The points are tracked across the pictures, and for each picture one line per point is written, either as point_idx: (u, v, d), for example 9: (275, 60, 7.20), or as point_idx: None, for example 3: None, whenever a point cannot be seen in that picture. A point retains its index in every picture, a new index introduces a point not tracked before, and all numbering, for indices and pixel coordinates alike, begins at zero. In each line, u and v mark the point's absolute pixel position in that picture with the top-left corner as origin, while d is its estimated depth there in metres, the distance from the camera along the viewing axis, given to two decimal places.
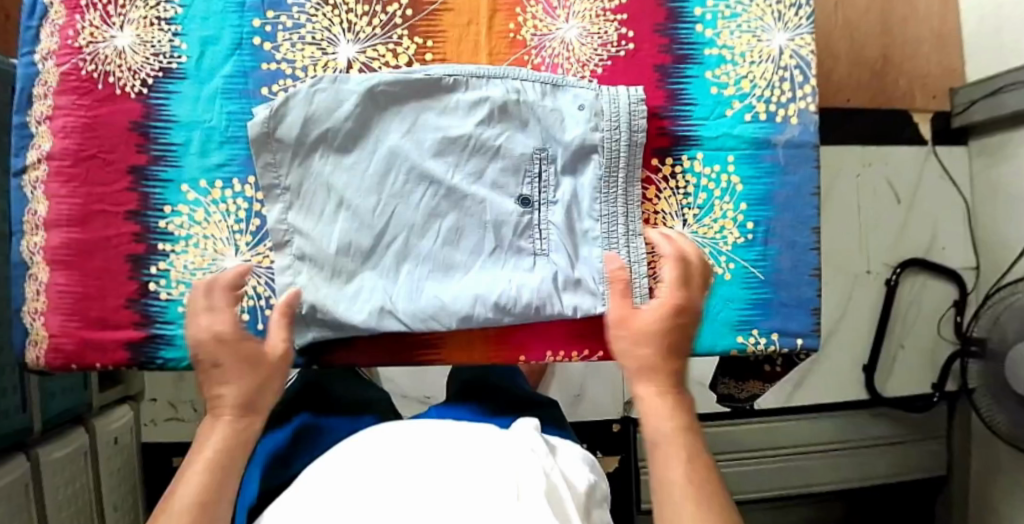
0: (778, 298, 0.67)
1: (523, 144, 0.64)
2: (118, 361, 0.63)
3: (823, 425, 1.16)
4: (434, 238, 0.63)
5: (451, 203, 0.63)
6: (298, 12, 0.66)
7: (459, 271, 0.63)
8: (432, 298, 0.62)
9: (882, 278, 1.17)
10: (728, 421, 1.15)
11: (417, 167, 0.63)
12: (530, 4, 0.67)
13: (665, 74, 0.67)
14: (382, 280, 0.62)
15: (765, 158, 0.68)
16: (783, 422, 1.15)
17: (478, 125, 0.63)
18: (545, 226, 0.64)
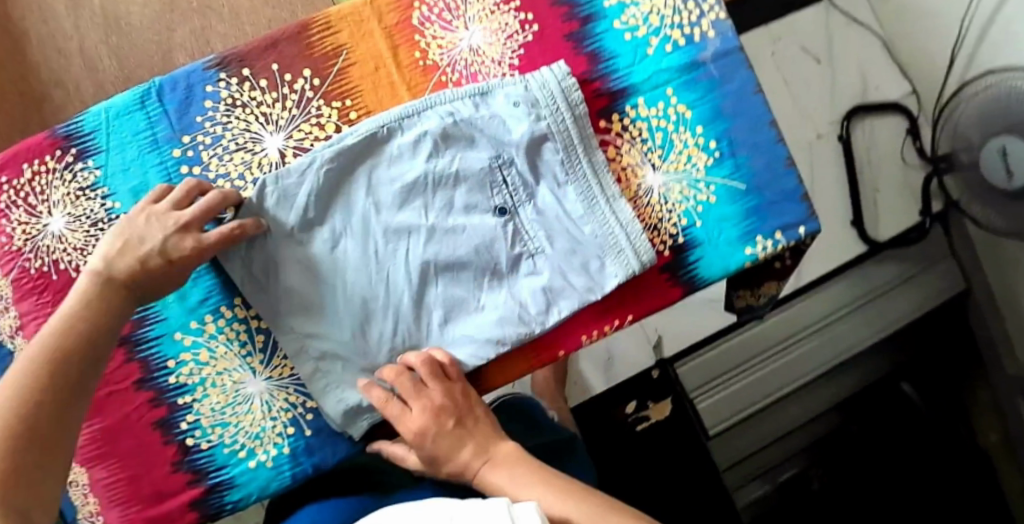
0: (766, 199, 0.69)
1: (476, 159, 0.64)
2: (190, 523, 0.61)
3: (836, 291, 1.20)
4: (436, 282, 0.63)
5: (437, 243, 0.63)
6: (213, 126, 0.65)
7: (471, 302, 0.64)
8: (460, 338, 0.63)
9: (834, 137, 1.20)
10: (745, 328, 1.19)
11: (391, 223, 0.63)
12: (426, 28, 0.67)
13: (578, 40, 0.68)
14: (407, 343, 0.63)
15: (701, 77, 0.69)
16: (798, 306, 1.19)
17: (428, 160, 0.63)
18: (531, 225, 0.65)
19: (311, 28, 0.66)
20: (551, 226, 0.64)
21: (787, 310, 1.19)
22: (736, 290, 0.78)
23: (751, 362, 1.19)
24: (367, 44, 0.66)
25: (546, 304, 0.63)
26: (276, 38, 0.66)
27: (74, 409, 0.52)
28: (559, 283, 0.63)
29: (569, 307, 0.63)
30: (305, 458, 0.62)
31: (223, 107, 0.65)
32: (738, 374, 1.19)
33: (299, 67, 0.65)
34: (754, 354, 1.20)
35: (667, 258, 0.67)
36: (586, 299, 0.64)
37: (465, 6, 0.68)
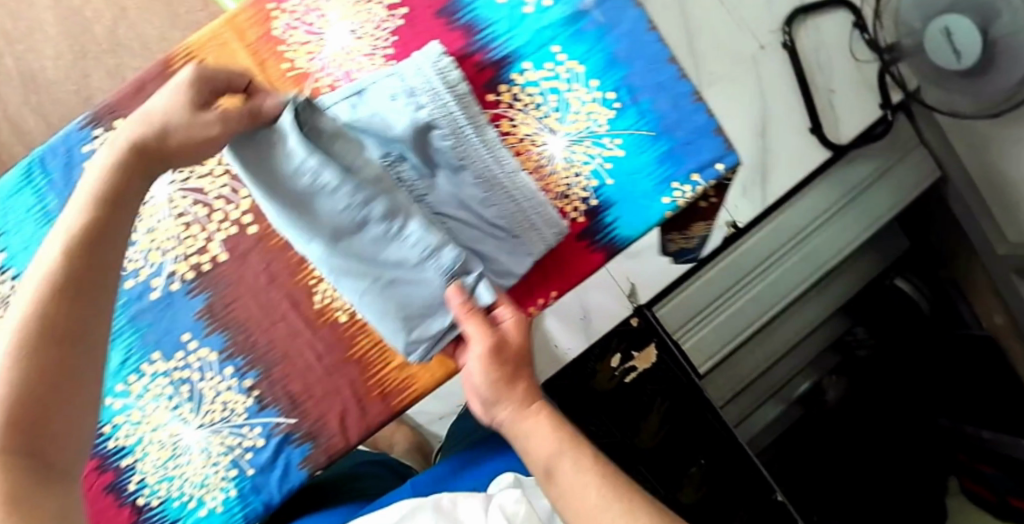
0: (677, 142, 0.65)
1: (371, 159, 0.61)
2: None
3: (817, 195, 1.15)
4: (367, 287, 0.59)
5: (357, 248, 0.58)
6: None
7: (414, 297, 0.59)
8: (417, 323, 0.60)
9: (779, 45, 1.13)
10: (731, 249, 1.15)
11: (306, 234, 0.57)
12: (289, 37, 0.63)
13: (450, 15, 0.64)
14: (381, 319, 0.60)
15: (587, 27, 0.65)
16: (781, 217, 1.15)
17: (309, 158, 0.55)
18: (438, 214, 0.62)
19: (173, 62, 0.64)
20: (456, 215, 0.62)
21: (769, 223, 1.15)
22: (669, 235, 0.78)
23: (744, 282, 1.15)
24: (233, 66, 0.63)
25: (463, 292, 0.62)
26: (142, 81, 0.64)
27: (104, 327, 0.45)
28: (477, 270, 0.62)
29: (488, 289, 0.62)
30: (254, 497, 0.62)
31: None
32: (723, 300, 1.15)
33: None
34: (745, 273, 1.15)
35: (583, 225, 0.65)
36: (502, 284, 0.63)
37: (325, 4, 0.64)
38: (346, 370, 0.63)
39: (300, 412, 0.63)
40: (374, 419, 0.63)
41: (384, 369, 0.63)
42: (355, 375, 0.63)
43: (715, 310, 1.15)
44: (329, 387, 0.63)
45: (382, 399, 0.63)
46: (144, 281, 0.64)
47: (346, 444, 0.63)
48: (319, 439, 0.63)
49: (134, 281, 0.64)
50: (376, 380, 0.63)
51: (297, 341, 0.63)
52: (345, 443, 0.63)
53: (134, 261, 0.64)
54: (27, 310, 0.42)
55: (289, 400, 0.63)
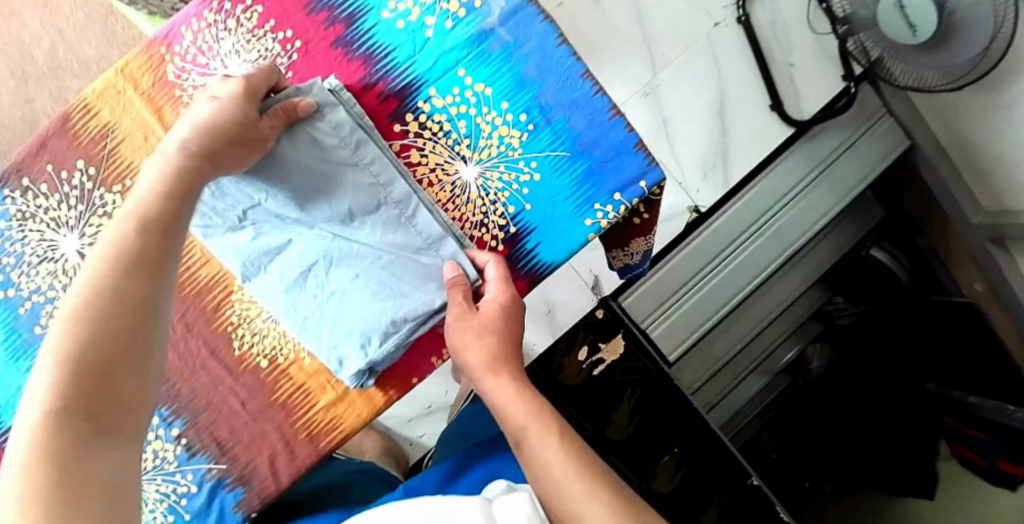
0: (596, 160, 0.63)
1: (303, 189, 0.58)
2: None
3: (788, 167, 1.09)
4: (315, 317, 0.61)
5: (303, 281, 0.60)
6: (11, 244, 0.63)
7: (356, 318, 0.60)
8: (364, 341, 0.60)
9: (733, 21, 1.09)
10: (704, 226, 1.10)
11: (258, 271, 0.60)
12: (184, 79, 0.62)
13: (347, 44, 0.62)
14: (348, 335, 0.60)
15: (493, 47, 0.62)
16: (752, 191, 1.10)
17: (252, 198, 0.59)
18: (369, 243, 0.60)
19: (71, 116, 0.62)
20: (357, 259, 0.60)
21: (742, 197, 1.10)
22: (612, 250, 0.75)
23: (716, 261, 1.10)
24: (130, 116, 0.62)
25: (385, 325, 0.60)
26: (41, 137, 0.62)
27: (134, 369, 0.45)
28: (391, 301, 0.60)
29: (414, 317, 0.60)
30: None
31: (15, 223, 0.63)
32: (698, 281, 1.11)
33: (72, 160, 0.62)
34: (716, 253, 1.10)
35: (503, 253, 0.63)
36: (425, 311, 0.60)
37: (218, 43, 0.62)
38: (271, 415, 0.63)
39: (230, 457, 0.63)
40: (303, 462, 0.62)
41: (309, 412, 0.63)
42: (280, 418, 0.63)
43: (687, 293, 1.11)
44: (255, 431, 0.63)
45: (310, 440, 0.63)
46: None
47: (278, 487, 0.62)
48: (251, 483, 0.63)
49: None
50: (303, 422, 0.63)
51: (219, 388, 0.63)
52: (276, 486, 0.62)
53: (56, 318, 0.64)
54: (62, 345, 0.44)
55: (217, 445, 0.63)
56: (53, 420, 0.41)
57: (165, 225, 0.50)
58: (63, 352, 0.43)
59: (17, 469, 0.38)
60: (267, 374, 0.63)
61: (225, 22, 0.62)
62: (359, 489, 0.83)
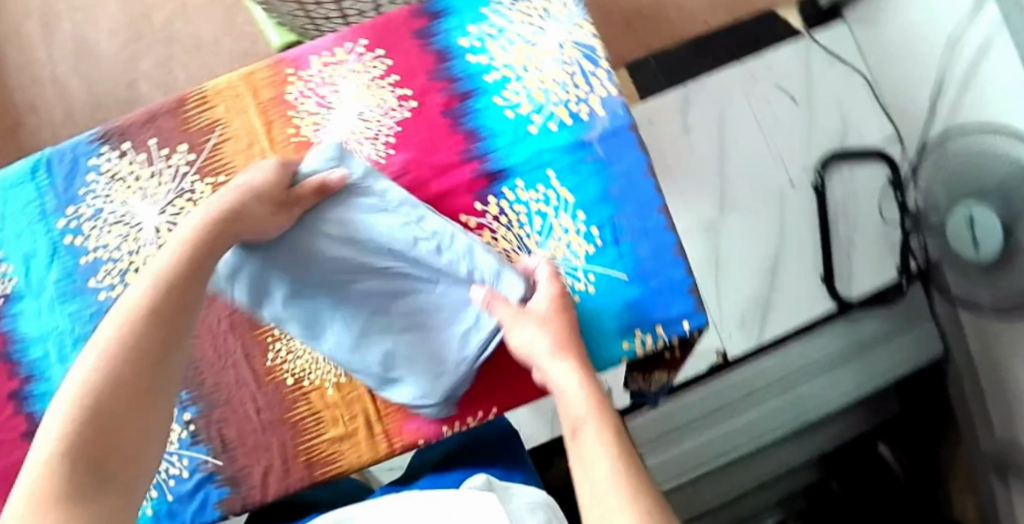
0: (649, 289, 0.65)
1: (349, 229, 0.63)
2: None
3: (826, 340, 1.07)
4: (373, 358, 0.63)
5: (359, 317, 0.64)
6: (95, 198, 0.68)
7: (420, 338, 0.64)
8: (432, 355, 0.63)
9: (808, 185, 1.10)
10: (729, 371, 1.08)
11: (272, 284, 0.63)
12: (301, 103, 0.66)
13: (456, 117, 0.66)
14: (415, 351, 0.63)
15: (587, 159, 0.66)
16: (783, 352, 1.07)
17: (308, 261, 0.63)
18: (431, 273, 0.63)
19: (188, 102, 0.67)
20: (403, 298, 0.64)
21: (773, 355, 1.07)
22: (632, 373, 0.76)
23: (733, 407, 1.05)
24: (242, 120, 0.66)
25: (450, 336, 0.63)
26: (154, 113, 0.67)
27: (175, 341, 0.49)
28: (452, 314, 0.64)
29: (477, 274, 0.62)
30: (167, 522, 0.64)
31: (104, 180, 0.68)
32: (709, 422, 1.05)
33: (176, 141, 0.67)
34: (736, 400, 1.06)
35: None
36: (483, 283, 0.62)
37: (341, 80, 0.66)
38: (280, 429, 0.65)
39: (229, 456, 0.64)
40: (294, 482, 0.64)
41: (314, 439, 0.64)
42: (287, 437, 0.64)
43: (695, 431, 1.05)
44: (261, 440, 0.64)
45: (307, 466, 0.64)
46: (116, 296, 0.67)
47: (262, 498, 0.63)
48: (239, 487, 0.64)
49: (107, 293, 0.67)
50: (305, 447, 0.64)
51: (241, 390, 0.65)
52: (262, 497, 0.63)
53: (112, 276, 0.67)
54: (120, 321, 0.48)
55: (221, 441, 0.65)
56: (55, 459, 0.40)
57: (209, 246, 0.54)
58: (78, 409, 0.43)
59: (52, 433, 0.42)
60: (289, 390, 0.65)
61: (353, 64, 0.66)
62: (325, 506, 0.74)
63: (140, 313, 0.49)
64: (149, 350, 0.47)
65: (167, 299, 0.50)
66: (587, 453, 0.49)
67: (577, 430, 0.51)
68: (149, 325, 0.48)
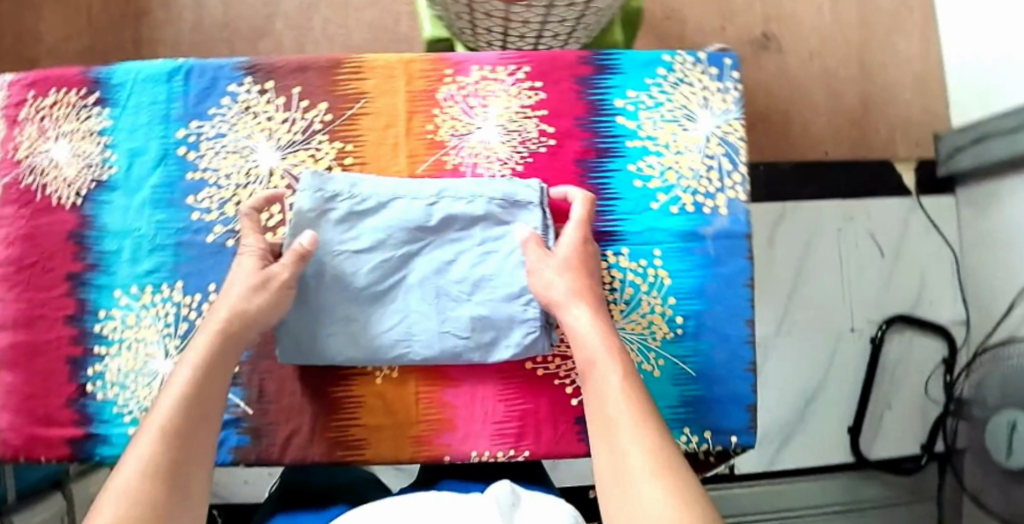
0: (711, 394, 0.65)
1: (365, 235, 0.63)
2: (61, 456, 0.66)
3: (832, 485, 1.07)
4: (459, 332, 0.63)
5: (426, 306, 0.63)
6: (222, 123, 0.68)
7: (480, 300, 0.63)
8: (497, 309, 0.63)
9: (866, 337, 1.10)
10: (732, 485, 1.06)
11: (316, 315, 0.62)
12: (448, 104, 0.67)
13: (586, 169, 0.66)
14: (481, 308, 0.63)
15: (695, 251, 0.66)
16: (786, 484, 1.06)
17: (355, 265, 0.62)
18: (466, 227, 0.64)
19: (342, 67, 0.68)
20: (446, 271, 0.64)
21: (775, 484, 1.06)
22: None
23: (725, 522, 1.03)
24: (387, 100, 0.67)
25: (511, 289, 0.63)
26: (308, 63, 0.68)
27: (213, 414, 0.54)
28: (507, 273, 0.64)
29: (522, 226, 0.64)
30: None
31: (236, 108, 0.68)
32: None
33: (318, 98, 0.67)
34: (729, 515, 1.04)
35: (587, 412, 0.65)
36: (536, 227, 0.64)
37: (492, 97, 0.67)
38: (318, 400, 0.64)
39: (260, 408, 0.64)
40: (312, 455, 0.63)
41: (347, 420, 0.64)
42: (321, 408, 0.64)
43: None
44: (296, 404, 0.64)
45: (331, 443, 0.63)
46: (209, 221, 0.67)
47: (278, 458, 0.63)
48: (261, 440, 0.63)
49: (201, 216, 0.67)
50: (336, 424, 0.64)
51: None
52: (278, 457, 0.63)
53: (212, 202, 0.67)
54: (174, 393, 0.53)
55: (258, 392, 0.64)
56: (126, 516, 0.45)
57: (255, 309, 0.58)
58: (120, 503, 0.45)
59: (120, 491, 0.46)
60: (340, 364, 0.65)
61: (508, 86, 0.67)
62: (354, 490, 0.69)
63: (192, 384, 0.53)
64: (195, 422, 0.52)
65: (212, 374, 0.55)
66: (606, 394, 0.51)
67: (592, 371, 0.53)
68: (184, 419, 0.52)
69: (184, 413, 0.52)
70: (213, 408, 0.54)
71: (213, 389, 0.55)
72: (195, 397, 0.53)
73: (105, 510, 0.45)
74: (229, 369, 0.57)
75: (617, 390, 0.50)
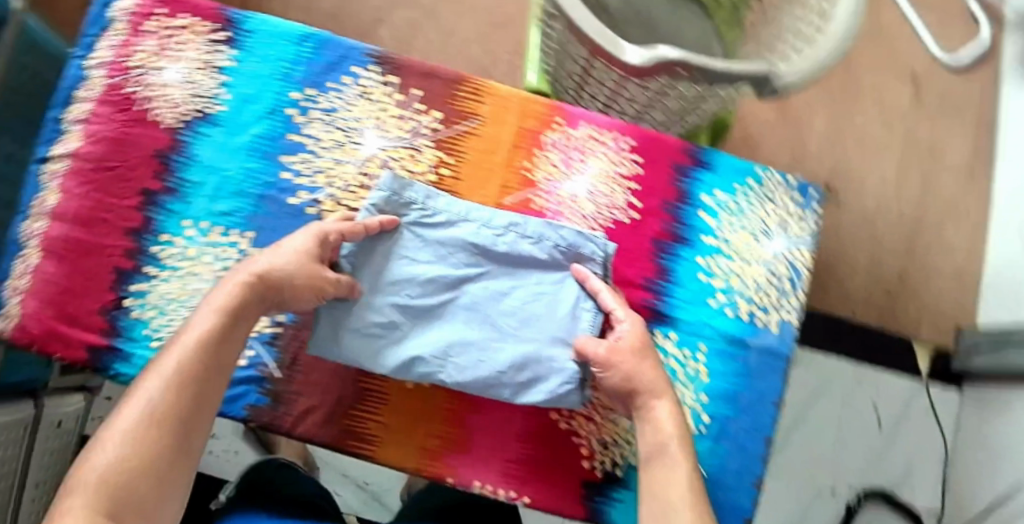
0: (715, 499, 0.66)
1: (430, 248, 0.64)
2: (76, 359, 0.66)
3: None
4: (495, 365, 0.62)
5: (468, 331, 0.63)
6: (339, 99, 0.71)
7: (527, 338, 0.64)
8: (541, 351, 0.63)
9: (843, 501, 1.11)
10: None
11: (365, 314, 0.61)
12: (550, 150, 0.70)
13: (659, 249, 0.69)
14: (525, 346, 0.63)
15: (738, 357, 0.68)
16: None
17: (413, 273, 0.63)
18: (526, 267, 0.66)
19: (463, 85, 0.72)
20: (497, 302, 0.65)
21: None
22: None
23: None
24: (497, 128, 0.71)
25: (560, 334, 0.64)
26: (437, 72, 0.72)
27: (224, 364, 0.52)
28: (558, 321, 0.64)
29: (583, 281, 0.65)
30: None
31: (356, 90, 0.71)
32: None
33: (435, 106, 0.71)
34: None
35: (595, 478, 0.66)
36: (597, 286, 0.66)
37: (592, 156, 0.70)
38: (347, 384, 0.65)
39: (290, 375, 0.64)
40: (323, 435, 0.64)
41: (366, 413, 0.64)
42: (347, 393, 0.65)
43: None
44: (322, 381, 0.65)
45: (345, 429, 0.64)
46: (296, 184, 0.69)
47: (289, 429, 0.63)
48: (279, 406, 0.64)
49: (290, 176, 0.70)
50: (354, 413, 0.64)
51: None
52: (289, 428, 0.64)
53: (305, 166, 0.70)
54: (190, 336, 0.50)
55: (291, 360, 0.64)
56: (116, 460, 0.44)
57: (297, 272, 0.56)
58: (117, 447, 0.44)
59: (118, 430, 0.45)
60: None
61: (610, 152, 0.70)
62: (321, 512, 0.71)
63: (211, 329, 0.51)
64: (204, 371, 0.50)
65: (231, 322, 0.52)
66: (671, 479, 0.54)
67: (660, 455, 0.56)
68: (197, 366, 0.50)
69: (199, 360, 0.50)
70: (228, 358, 0.52)
71: (233, 339, 0.53)
72: (211, 344, 0.51)
73: (104, 450, 0.44)
74: (248, 319, 0.54)
75: (680, 476, 0.54)
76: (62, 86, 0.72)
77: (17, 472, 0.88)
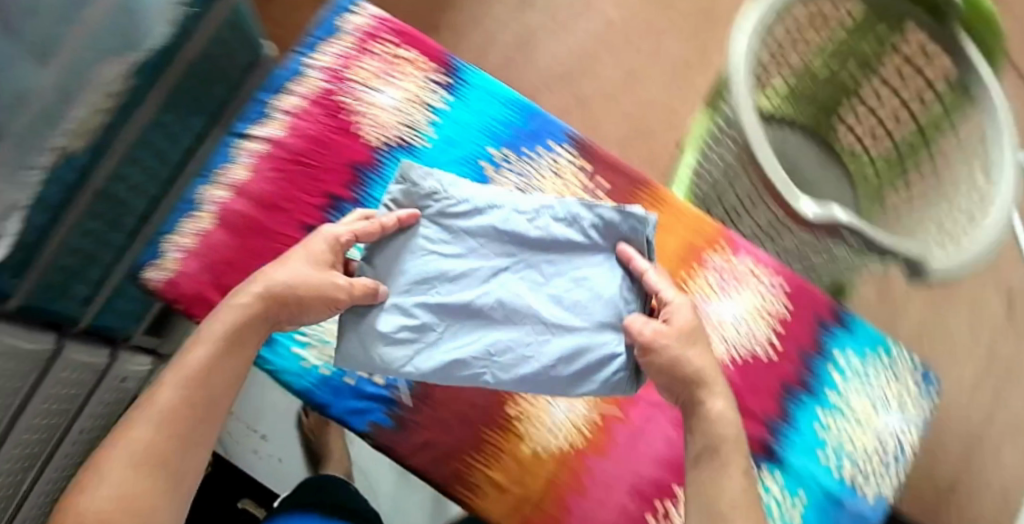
0: None
1: (454, 242, 0.64)
2: None
3: None
4: (547, 359, 0.61)
5: (500, 327, 0.62)
6: (532, 167, 0.76)
7: (578, 329, 0.62)
8: (594, 338, 0.62)
9: None
10: None
11: (397, 313, 0.60)
12: (711, 270, 0.74)
13: (785, 391, 0.72)
14: (576, 335, 0.62)
15: (834, 517, 0.69)
16: None
17: (442, 271, 0.62)
18: (538, 246, 0.65)
19: (645, 189, 0.76)
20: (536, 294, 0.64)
21: None
22: None
23: None
24: (668, 237, 0.74)
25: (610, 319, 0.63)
26: (625, 170, 0.77)
27: (228, 374, 0.57)
28: (600, 307, 0.63)
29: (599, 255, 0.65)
30: (331, 390, 0.68)
31: (549, 164, 0.76)
32: None
33: (617, 200, 0.76)
34: None
35: None
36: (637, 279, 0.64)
37: (747, 287, 0.74)
38: (468, 432, 0.68)
39: (419, 407, 0.68)
40: (432, 472, 0.67)
41: (475, 465, 0.67)
42: (466, 440, 0.68)
43: None
44: (444, 422, 0.68)
45: (452, 474, 0.67)
46: None
47: (402, 457, 0.67)
48: (399, 432, 0.67)
49: None
50: (465, 460, 0.67)
51: None
52: (404, 455, 0.67)
53: None
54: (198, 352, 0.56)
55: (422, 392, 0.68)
56: (124, 469, 0.50)
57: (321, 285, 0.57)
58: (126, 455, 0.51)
59: (126, 441, 0.52)
60: (501, 415, 0.68)
61: (763, 287, 0.74)
62: None
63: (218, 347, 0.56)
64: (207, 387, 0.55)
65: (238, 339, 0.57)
66: None
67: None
68: (203, 383, 0.55)
69: (205, 376, 0.55)
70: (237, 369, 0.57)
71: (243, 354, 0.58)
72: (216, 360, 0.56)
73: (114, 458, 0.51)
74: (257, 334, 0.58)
75: None
76: (279, 75, 0.75)
77: (71, 410, 0.85)
